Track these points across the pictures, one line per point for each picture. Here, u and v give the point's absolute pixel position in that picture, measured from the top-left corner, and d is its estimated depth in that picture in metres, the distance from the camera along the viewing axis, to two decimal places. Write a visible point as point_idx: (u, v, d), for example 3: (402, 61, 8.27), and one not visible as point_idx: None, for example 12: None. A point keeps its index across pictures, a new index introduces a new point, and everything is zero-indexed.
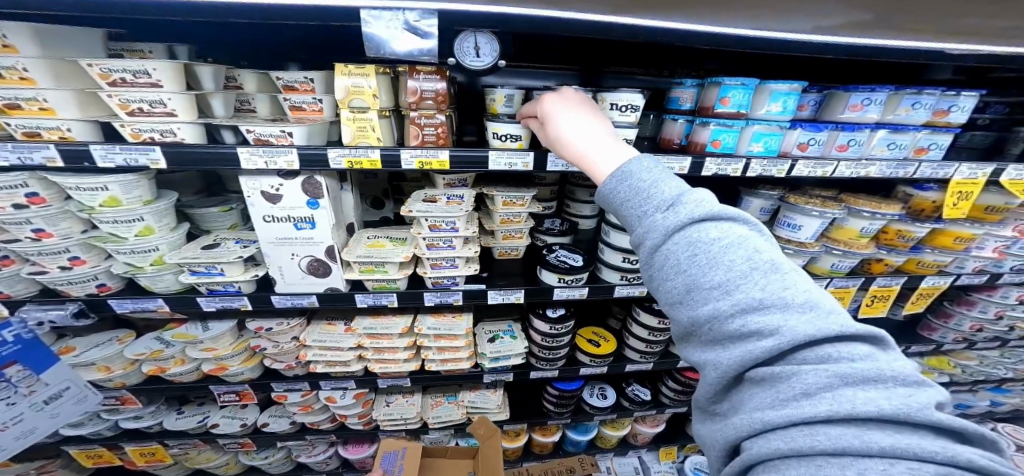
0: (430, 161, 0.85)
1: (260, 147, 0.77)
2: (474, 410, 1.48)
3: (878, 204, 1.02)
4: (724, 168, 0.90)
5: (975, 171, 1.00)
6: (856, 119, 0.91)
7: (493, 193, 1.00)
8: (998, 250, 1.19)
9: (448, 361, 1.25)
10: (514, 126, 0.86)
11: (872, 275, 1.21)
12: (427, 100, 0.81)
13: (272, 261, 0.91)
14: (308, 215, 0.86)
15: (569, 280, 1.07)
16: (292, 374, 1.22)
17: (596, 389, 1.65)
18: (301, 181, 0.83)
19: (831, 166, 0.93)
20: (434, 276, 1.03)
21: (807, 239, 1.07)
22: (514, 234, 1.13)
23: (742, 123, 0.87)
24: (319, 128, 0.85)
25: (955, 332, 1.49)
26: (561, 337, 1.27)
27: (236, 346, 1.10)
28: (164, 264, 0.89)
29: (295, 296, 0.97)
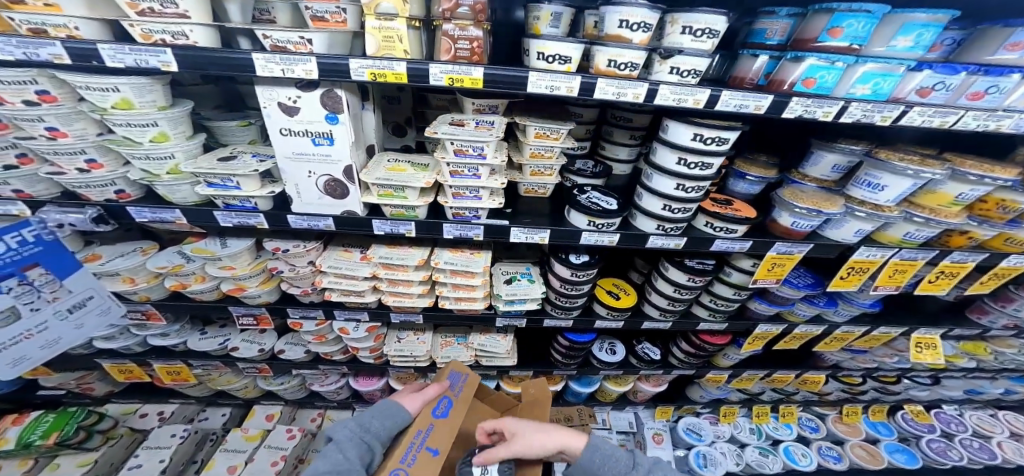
0: (461, 78, 0.76)
1: (278, 53, 0.70)
2: (482, 352, 1.49)
3: (991, 169, 0.91)
4: (819, 110, 0.79)
5: None
6: (1012, 62, 0.78)
7: (525, 123, 0.94)
8: None
9: (463, 300, 1.24)
10: (563, 44, 0.76)
11: (949, 248, 1.14)
12: (462, 7, 0.73)
13: (289, 179, 0.87)
14: (326, 131, 0.80)
15: (599, 224, 1.03)
16: (308, 301, 1.23)
17: (606, 344, 1.66)
18: (320, 93, 0.77)
19: (953, 116, 0.81)
20: (456, 207, 0.99)
21: (886, 201, 0.98)
22: (544, 171, 1.07)
23: (850, 59, 0.75)
24: (341, 38, 0.79)
25: (1008, 316, 1.45)
26: (580, 286, 1.24)
27: (254, 265, 1.10)
28: (181, 174, 0.85)
29: (311, 218, 0.94)
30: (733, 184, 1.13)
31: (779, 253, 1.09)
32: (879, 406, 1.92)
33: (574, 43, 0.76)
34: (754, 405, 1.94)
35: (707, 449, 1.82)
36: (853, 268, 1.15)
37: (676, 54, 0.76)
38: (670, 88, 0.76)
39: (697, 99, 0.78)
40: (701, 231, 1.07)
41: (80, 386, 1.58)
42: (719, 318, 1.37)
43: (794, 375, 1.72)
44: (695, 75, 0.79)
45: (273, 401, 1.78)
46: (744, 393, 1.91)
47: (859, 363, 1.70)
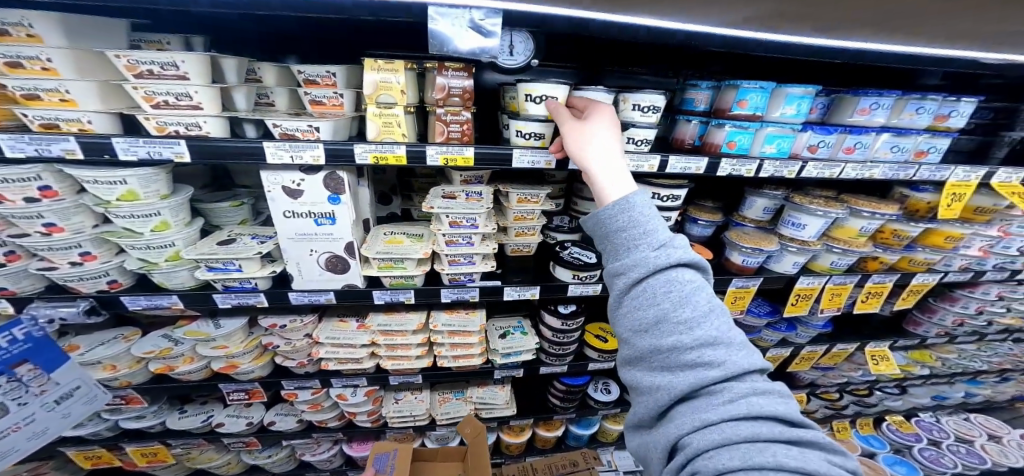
0: (455, 157, 0.85)
1: (287, 142, 0.75)
2: (481, 405, 1.48)
3: (876, 205, 1.05)
4: (738, 169, 0.92)
5: (969, 174, 1.03)
6: (864, 123, 0.94)
7: (508, 190, 1.03)
8: (982, 249, 1.24)
9: (460, 357, 1.25)
10: (538, 124, 0.87)
11: (868, 272, 1.24)
12: (454, 96, 0.82)
13: (290, 258, 0.89)
14: (328, 211, 0.85)
15: (583, 277, 1.13)
16: (303, 372, 1.21)
17: (599, 384, 1.68)
18: (323, 176, 0.81)
19: (838, 168, 0.96)
20: (452, 272, 1.04)
21: (810, 238, 1.10)
22: (527, 231, 1.16)
23: (756, 125, 0.89)
24: (343, 123, 0.81)
25: (938, 326, 1.55)
26: (571, 333, 1.29)
27: (248, 343, 1.08)
28: (179, 260, 0.87)
29: (313, 293, 0.95)
30: (689, 228, 1.22)
31: (737, 287, 1.17)
32: (865, 419, 1.88)
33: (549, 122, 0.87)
34: None
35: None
36: (799, 295, 1.23)
37: (628, 128, 0.87)
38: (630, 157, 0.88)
39: (651, 164, 0.91)
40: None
41: None
42: None
43: None
44: (644, 144, 0.90)
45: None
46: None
47: (831, 378, 1.72)
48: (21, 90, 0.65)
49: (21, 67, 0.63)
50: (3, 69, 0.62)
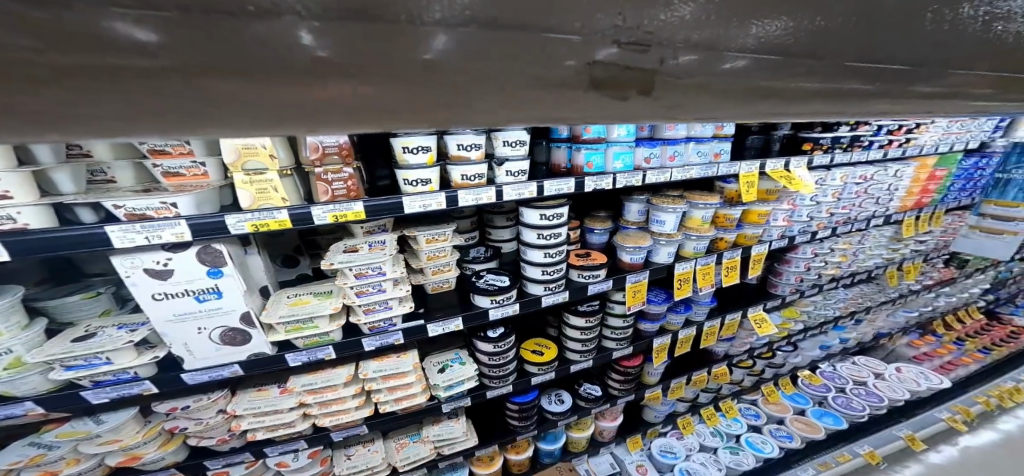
0: (345, 214, 0.87)
1: (139, 223, 0.72)
2: (442, 443, 1.42)
3: (705, 198, 1.41)
4: (599, 183, 1.16)
5: (751, 166, 1.38)
6: (673, 136, 1.25)
7: (415, 233, 1.09)
8: (785, 218, 1.60)
9: (402, 399, 1.19)
10: (420, 171, 0.93)
11: (721, 250, 1.54)
12: (331, 155, 0.83)
13: (174, 340, 0.84)
14: (211, 286, 0.82)
15: (500, 300, 1.18)
16: (228, 448, 1.12)
17: (553, 396, 1.72)
18: (196, 250, 0.79)
19: (669, 172, 1.26)
20: (370, 321, 1.02)
21: (672, 231, 1.40)
22: (443, 268, 1.22)
23: (602, 146, 1.14)
24: (209, 195, 0.79)
25: (789, 284, 1.85)
26: (506, 352, 1.32)
27: (145, 432, 1.00)
28: (22, 365, 0.78)
29: (212, 370, 0.90)
30: (590, 237, 1.50)
31: (633, 282, 1.40)
32: (786, 379, 2.31)
33: (432, 167, 0.94)
34: (701, 409, 2.19)
35: (688, 463, 1.93)
36: (681, 279, 1.47)
37: (505, 162, 1.02)
38: (511, 188, 1.03)
39: (530, 190, 1.07)
40: (576, 282, 1.34)
41: None
42: (627, 346, 1.59)
43: (707, 373, 1.95)
44: (520, 173, 1.05)
45: None
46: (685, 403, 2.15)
47: (737, 348, 1.98)
48: None
49: None
50: None
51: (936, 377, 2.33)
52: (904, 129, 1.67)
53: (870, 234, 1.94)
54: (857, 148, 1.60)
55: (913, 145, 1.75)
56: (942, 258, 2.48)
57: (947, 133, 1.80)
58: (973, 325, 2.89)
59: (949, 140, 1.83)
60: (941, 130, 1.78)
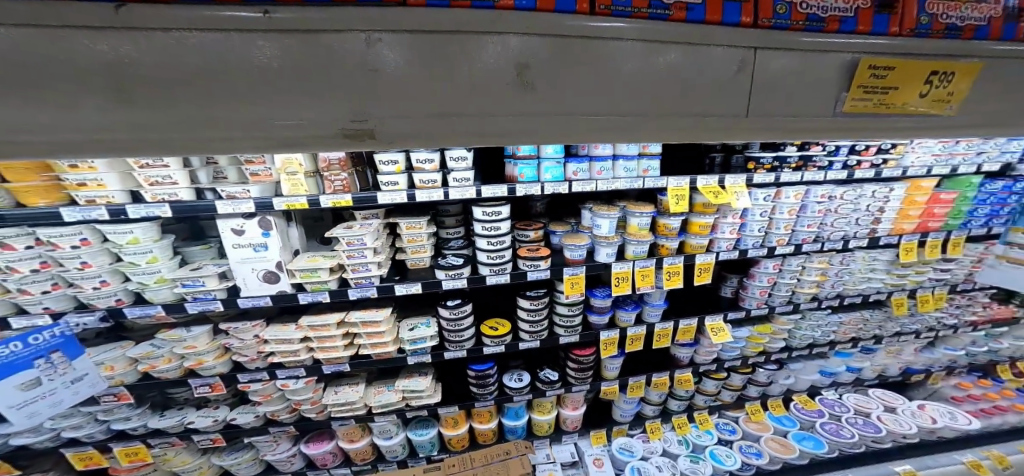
0: (340, 201, 1.36)
1: (231, 200, 1.29)
2: (409, 393, 1.75)
3: (641, 207, 1.61)
4: (529, 189, 1.46)
5: (680, 181, 1.53)
6: (601, 153, 1.49)
7: (398, 220, 1.54)
8: (735, 231, 1.69)
9: (377, 346, 1.60)
10: (389, 176, 1.40)
11: (661, 255, 1.71)
12: (334, 165, 1.33)
13: (239, 275, 1.41)
14: (262, 242, 1.37)
15: (453, 274, 1.56)
16: (254, 366, 1.53)
17: (515, 375, 1.98)
18: (257, 220, 1.34)
19: (595, 183, 1.50)
20: (356, 277, 1.50)
21: (608, 234, 1.63)
22: (421, 249, 1.63)
23: (535, 161, 1.45)
24: (270, 185, 1.34)
25: (755, 298, 1.90)
26: (461, 321, 1.64)
27: (211, 343, 1.47)
28: (164, 282, 1.38)
29: (255, 298, 1.43)
30: (552, 238, 1.79)
31: (571, 275, 1.64)
32: (774, 401, 2.31)
33: (398, 174, 1.40)
34: (672, 418, 2.26)
35: (642, 463, 2.03)
36: (619, 278, 1.67)
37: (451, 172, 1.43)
38: (456, 190, 1.44)
39: (471, 192, 1.45)
40: (520, 269, 1.62)
41: None
42: (575, 335, 1.80)
43: (669, 376, 2.08)
44: (467, 179, 1.45)
45: None
46: (652, 407, 2.24)
47: (704, 356, 2.08)
48: (75, 181, 1.18)
49: (77, 169, 1.16)
50: (69, 170, 1.15)
51: (963, 418, 2.17)
52: (876, 149, 1.64)
53: (858, 257, 1.90)
54: (811, 169, 1.62)
55: (895, 166, 1.70)
56: (985, 292, 2.23)
57: (941, 154, 1.71)
58: None
59: (950, 161, 1.74)
60: (932, 151, 1.70)
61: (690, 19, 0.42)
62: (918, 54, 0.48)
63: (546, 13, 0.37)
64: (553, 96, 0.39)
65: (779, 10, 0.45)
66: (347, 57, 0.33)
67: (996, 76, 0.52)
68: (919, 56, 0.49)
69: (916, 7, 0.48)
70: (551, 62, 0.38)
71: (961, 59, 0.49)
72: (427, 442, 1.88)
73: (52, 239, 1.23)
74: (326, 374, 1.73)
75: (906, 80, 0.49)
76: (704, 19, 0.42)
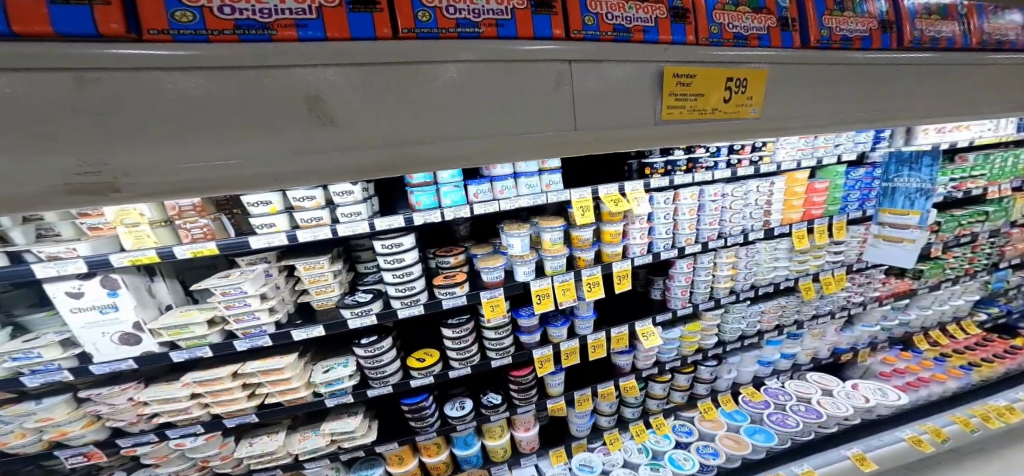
0: (201, 250, 1.20)
1: (52, 262, 1.11)
2: (338, 435, 1.65)
3: (552, 222, 1.54)
4: (428, 217, 1.36)
5: (584, 193, 1.50)
6: (501, 173, 1.41)
7: (293, 262, 1.42)
8: (645, 237, 1.73)
9: (287, 393, 1.48)
10: (263, 217, 1.24)
11: (580, 267, 1.66)
12: (187, 211, 1.18)
13: (87, 341, 1.23)
14: (109, 302, 1.19)
15: (359, 312, 1.44)
16: (138, 429, 1.38)
17: (457, 402, 1.91)
18: (98, 279, 1.17)
19: (497, 204, 1.43)
20: (244, 328, 1.35)
21: (523, 252, 1.54)
22: (325, 289, 1.49)
23: (432, 186, 1.35)
24: (108, 240, 1.18)
25: (679, 298, 1.94)
26: (380, 357, 1.57)
27: (73, 412, 1.30)
28: None
29: (112, 363, 1.26)
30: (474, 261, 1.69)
31: (489, 298, 1.57)
32: (724, 396, 2.33)
33: (274, 214, 1.25)
34: (630, 425, 2.24)
35: None
36: (539, 295, 1.60)
37: (337, 206, 1.31)
38: (346, 226, 1.31)
39: (364, 226, 1.33)
40: (436, 298, 1.55)
41: None
42: (507, 358, 1.75)
43: (614, 385, 2.07)
44: (357, 213, 1.32)
45: None
46: (607, 418, 2.18)
47: (645, 361, 2.09)
48: None
49: None
50: None
51: (893, 393, 2.27)
52: (751, 148, 1.76)
53: (764, 248, 2.02)
54: (699, 170, 1.70)
55: (770, 162, 1.81)
56: (881, 269, 2.40)
57: (810, 148, 1.85)
58: (966, 341, 2.76)
59: (815, 154, 1.88)
60: (799, 146, 1.84)
61: (503, 35, 0.41)
62: (717, 61, 0.50)
63: (339, 40, 0.36)
64: (345, 127, 0.37)
65: (589, 21, 0.45)
66: (59, 100, 0.28)
67: (785, 78, 0.55)
68: (718, 63, 0.50)
69: (707, 17, 0.50)
70: (335, 92, 0.36)
71: (749, 66, 0.51)
72: None
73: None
74: (237, 427, 1.59)
75: (711, 87, 0.50)
76: (517, 33, 0.42)
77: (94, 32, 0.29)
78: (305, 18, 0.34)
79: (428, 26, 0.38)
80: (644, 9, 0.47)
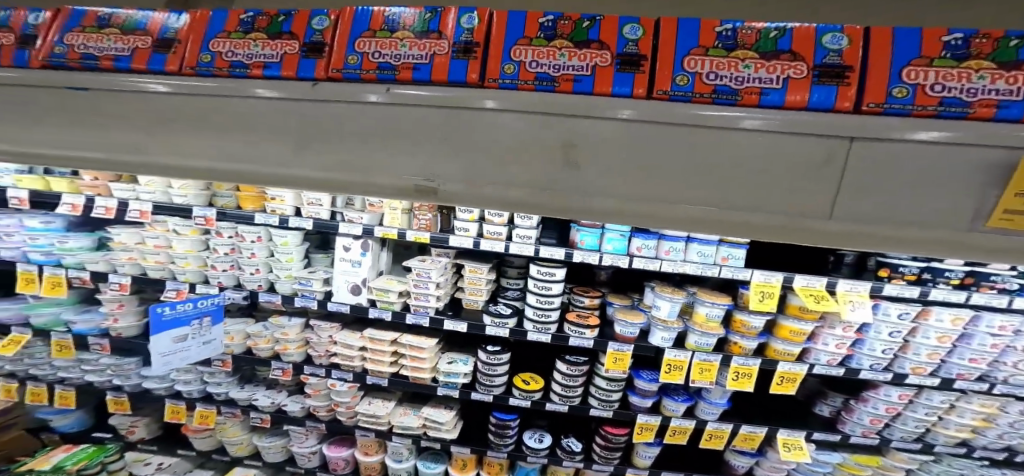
0: (421, 238, 1.50)
1: (348, 224, 1.54)
2: (430, 423, 1.78)
3: (715, 297, 1.36)
4: (586, 258, 1.40)
5: (768, 277, 1.23)
6: (673, 234, 1.32)
7: (465, 262, 1.63)
8: (845, 347, 1.30)
9: (415, 370, 1.68)
10: (462, 222, 1.49)
11: (732, 353, 1.40)
12: (426, 207, 1.50)
13: (334, 283, 1.63)
14: (358, 258, 1.59)
15: (498, 321, 1.57)
16: (318, 362, 1.73)
17: (536, 433, 1.86)
18: (362, 242, 1.57)
19: (659, 263, 1.34)
20: (416, 304, 1.59)
21: (668, 317, 1.42)
22: (477, 291, 1.65)
23: (596, 231, 1.39)
24: (376, 215, 1.56)
25: (862, 426, 1.48)
26: (496, 367, 1.66)
27: (299, 334, 1.71)
28: (289, 278, 1.67)
29: (339, 304, 1.64)
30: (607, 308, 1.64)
31: (616, 350, 1.51)
32: None
33: (471, 222, 1.48)
34: None
35: None
36: (670, 365, 1.44)
37: (516, 226, 1.46)
38: (517, 245, 1.46)
39: (530, 249, 1.45)
40: (564, 332, 1.57)
41: (128, 429, 1.98)
42: (609, 411, 1.65)
43: None
44: (529, 234, 1.47)
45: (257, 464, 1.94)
46: None
47: (770, 471, 1.66)
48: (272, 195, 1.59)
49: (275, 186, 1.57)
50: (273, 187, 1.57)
51: None
52: None
53: None
54: (987, 290, 1.18)
55: None
56: None
57: None
58: None
59: None
60: None
61: (764, 105, 0.33)
62: None
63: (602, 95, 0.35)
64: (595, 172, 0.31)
65: (896, 91, 0.30)
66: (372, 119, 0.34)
67: None
68: None
69: None
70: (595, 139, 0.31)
71: None
72: None
73: (241, 232, 1.65)
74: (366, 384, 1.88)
75: None
76: (785, 102, 0.32)
77: (463, 80, 0.38)
78: (583, 75, 0.36)
79: (683, 90, 0.34)
80: (1012, 78, 0.29)
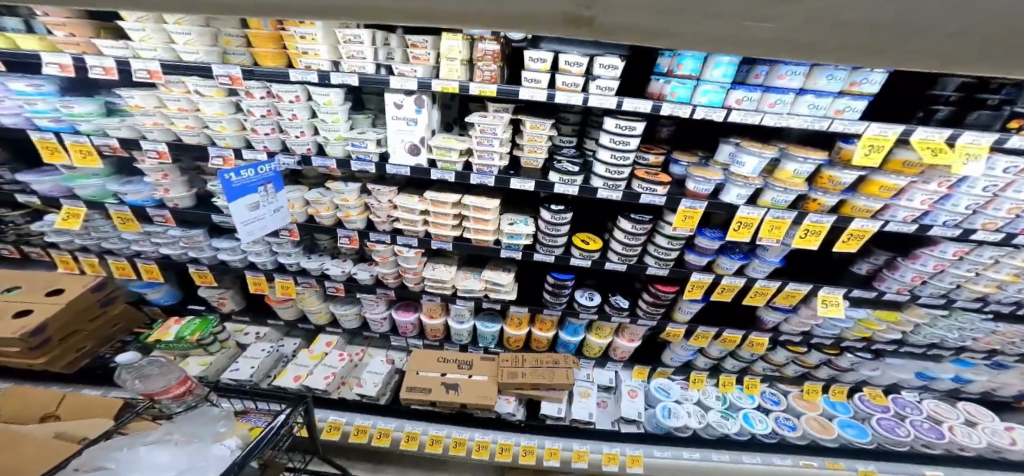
0: (486, 91, 1.34)
1: (399, 78, 1.36)
2: (492, 286, 1.88)
3: (809, 153, 1.35)
4: (676, 111, 1.32)
5: (886, 129, 1.23)
6: (784, 85, 1.23)
7: (525, 118, 1.51)
8: (927, 203, 1.38)
9: (478, 232, 1.72)
10: (533, 71, 1.34)
11: (807, 211, 1.48)
12: (488, 56, 1.31)
13: (391, 143, 1.54)
14: (414, 117, 1.47)
15: (567, 179, 1.54)
16: (382, 228, 1.74)
17: (586, 292, 2.01)
18: (415, 97, 1.43)
19: (759, 117, 1.28)
20: (480, 163, 1.55)
21: (750, 174, 1.42)
22: (535, 147, 1.60)
23: (692, 83, 1.28)
24: (426, 66, 1.37)
25: (899, 282, 1.66)
26: (559, 227, 1.68)
27: (358, 200, 1.68)
28: (339, 140, 1.57)
29: (398, 167, 1.58)
30: (672, 167, 1.64)
31: (687, 207, 1.55)
32: (874, 390, 2.10)
33: (543, 73, 1.33)
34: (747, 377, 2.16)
35: (673, 404, 1.99)
36: (739, 223, 1.51)
37: (597, 79, 1.32)
38: (596, 98, 1.34)
39: (612, 102, 1.35)
40: (633, 190, 1.57)
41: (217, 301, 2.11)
42: (665, 268, 1.78)
43: (742, 335, 1.95)
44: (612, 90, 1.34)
45: (336, 331, 2.14)
46: (706, 360, 2.12)
47: (793, 326, 1.92)
48: (299, 37, 1.33)
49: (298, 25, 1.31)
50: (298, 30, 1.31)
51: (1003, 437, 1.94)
52: None
53: None
54: None
55: None
56: None
57: None
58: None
59: None
60: None
61: None
62: None
63: None
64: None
65: None
66: None
67: None
68: None
69: None
70: None
71: None
72: (490, 335, 2.06)
73: (275, 91, 1.47)
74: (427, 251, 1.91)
75: None
76: None
77: None
78: None
79: None
80: None
